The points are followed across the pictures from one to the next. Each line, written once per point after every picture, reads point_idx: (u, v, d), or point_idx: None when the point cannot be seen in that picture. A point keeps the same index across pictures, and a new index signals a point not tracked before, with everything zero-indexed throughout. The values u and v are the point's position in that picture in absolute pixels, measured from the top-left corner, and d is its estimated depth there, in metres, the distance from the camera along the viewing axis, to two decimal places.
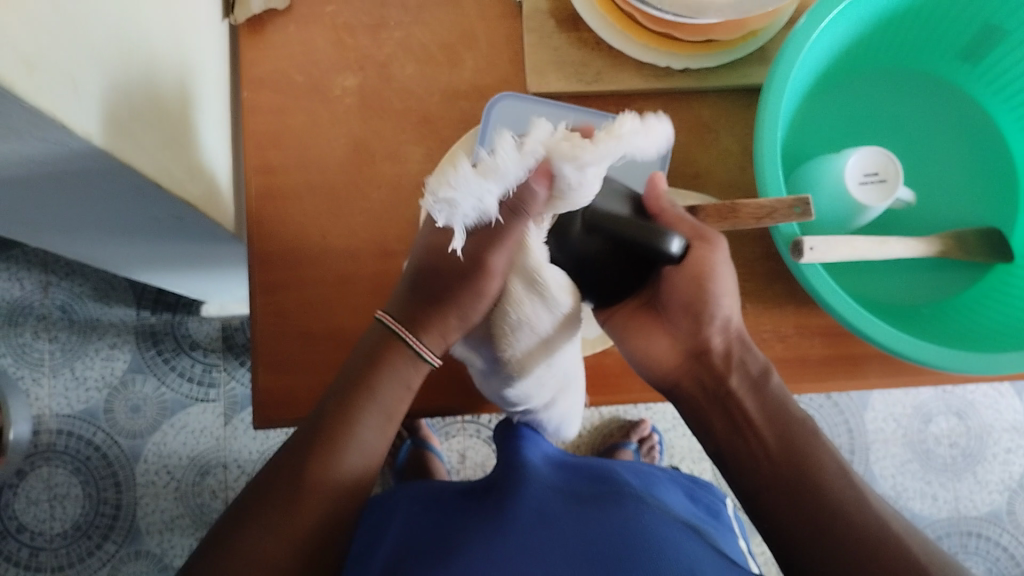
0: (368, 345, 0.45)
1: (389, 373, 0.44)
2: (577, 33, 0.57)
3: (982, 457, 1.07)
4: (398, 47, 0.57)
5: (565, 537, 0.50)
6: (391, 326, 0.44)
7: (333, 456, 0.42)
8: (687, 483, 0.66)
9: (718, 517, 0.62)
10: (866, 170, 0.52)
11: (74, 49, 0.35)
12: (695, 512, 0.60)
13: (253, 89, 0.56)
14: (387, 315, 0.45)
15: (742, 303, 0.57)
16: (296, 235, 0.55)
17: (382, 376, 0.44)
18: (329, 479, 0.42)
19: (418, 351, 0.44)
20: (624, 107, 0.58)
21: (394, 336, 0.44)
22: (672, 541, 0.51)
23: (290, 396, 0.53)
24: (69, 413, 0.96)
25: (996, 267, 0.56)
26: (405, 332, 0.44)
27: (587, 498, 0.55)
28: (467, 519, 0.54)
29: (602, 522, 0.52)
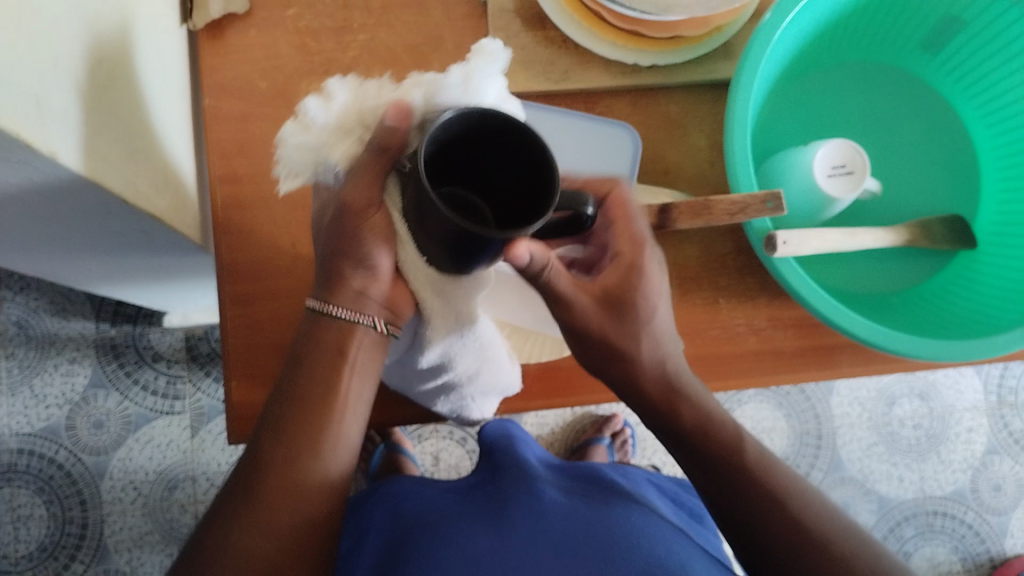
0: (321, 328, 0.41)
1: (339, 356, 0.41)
2: (544, 31, 0.57)
3: (945, 437, 1.09)
4: (362, 50, 0.56)
5: (557, 534, 0.51)
6: (320, 306, 0.40)
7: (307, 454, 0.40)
8: (671, 487, 0.66)
9: (701, 521, 0.62)
10: (835, 162, 0.53)
11: (34, 64, 0.34)
12: (681, 516, 0.61)
13: (215, 96, 0.55)
14: (315, 299, 0.41)
15: (716, 297, 0.57)
16: (266, 243, 0.54)
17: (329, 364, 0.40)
18: (291, 486, 0.39)
19: (348, 317, 0.40)
20: (592, 106, 0.57)
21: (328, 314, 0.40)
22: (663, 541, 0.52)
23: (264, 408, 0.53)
24: (30, 432, 0.93)
25: (961, 254, 0.57)
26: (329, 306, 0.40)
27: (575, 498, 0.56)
28: (459, 515, 0.54)
29: (593, 520, 0.52)
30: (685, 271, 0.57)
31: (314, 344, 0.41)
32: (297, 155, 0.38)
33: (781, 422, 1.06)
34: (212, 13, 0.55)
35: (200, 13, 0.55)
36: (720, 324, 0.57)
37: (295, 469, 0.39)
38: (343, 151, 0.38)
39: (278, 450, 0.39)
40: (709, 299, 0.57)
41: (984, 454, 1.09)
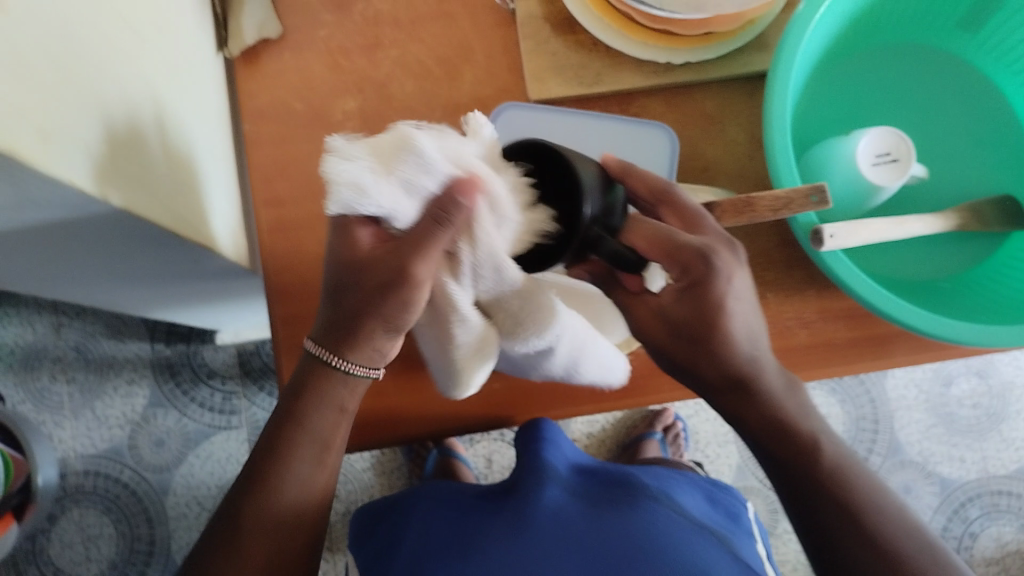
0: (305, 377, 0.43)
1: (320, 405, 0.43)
2: (574, 35, 0.57)
3: (1006, 414, 1.07)
4: (395, 65, 0.57)
5: (581, 540, 0.51)
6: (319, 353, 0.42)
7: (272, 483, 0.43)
8: (710, 489, 0.65)
9: (740, 524, 0.61)
10: (878, 151, 0.52)
11: (83, 113, 0.35)
12: (712, 515, 0.60)
13: (255, 120, 0.56)
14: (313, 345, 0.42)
15: (763, 292, 0.57)
16: (307, 258, 0.55)
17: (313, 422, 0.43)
18: (263, 510, 0.43)
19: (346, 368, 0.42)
20: (627, 107, 0.57)
21: (317, 359, 0.42)
22: (688, 546, 0.52)
23: None
24: (94, 454, 0.96)
25: (1013, 236, 0.55)
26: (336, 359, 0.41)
27: (601, 500, 0.56)
28: (485, 521, 0.55)
29: (615, 524, 0.53)
30: None
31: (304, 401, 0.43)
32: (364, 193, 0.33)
33: (835, 410, 1.04)
34: (247, 40, 0.56)
35: (234, 41, 0.56)
36: (768, 319, 0.56)
37: (272, 499, 0.43)
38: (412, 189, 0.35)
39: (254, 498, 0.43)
40: (755, 294, 0.57)
41: None
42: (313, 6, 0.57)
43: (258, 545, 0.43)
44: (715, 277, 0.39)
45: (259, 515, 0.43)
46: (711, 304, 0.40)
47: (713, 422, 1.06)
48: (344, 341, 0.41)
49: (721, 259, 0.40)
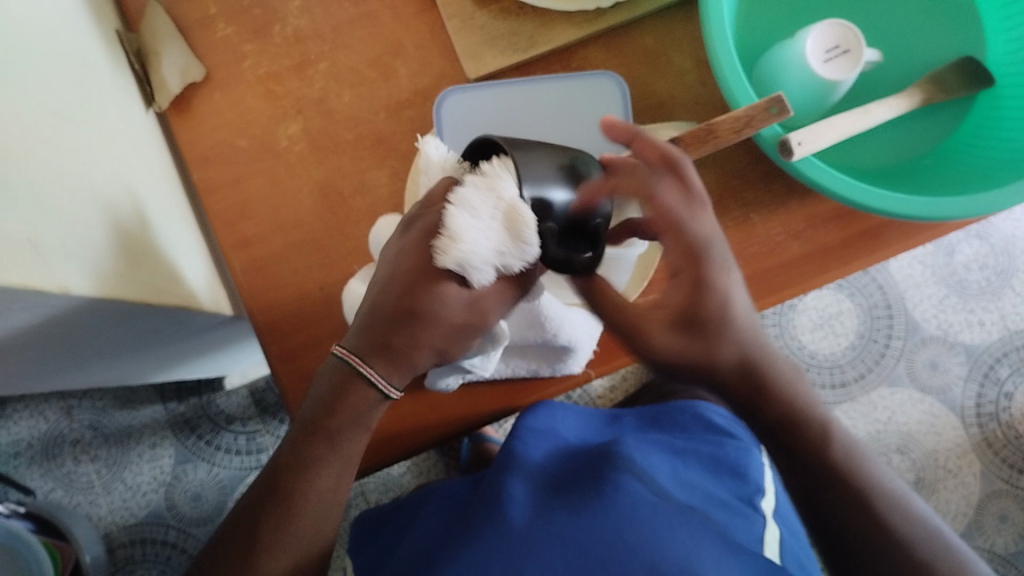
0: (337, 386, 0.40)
1: (343, 416, 0.40)
2: (497, 4, 0.56)
3: (1015, 268, 1.06)
4: (327, 79, 0.56)
5: (558, 532, 0.46)
6: (347, 359, 0.39)
7: (293, 498, 0.40)
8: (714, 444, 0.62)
9: (747, 480, 0.58)
10: (828, 46, 0.50)
11: (24, 211, 0.34)
12: (711, 491, 0.55)
13: (202, 167, 0.55)
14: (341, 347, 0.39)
15: (747, 213, 0.56)
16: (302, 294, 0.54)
17: (343, 431, 0.41)
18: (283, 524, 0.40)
19: (378, 384, 0.39)
20: (568, 62, 0.56)
21: (354, 371, 0.39)
22: (666, 537, 0.46)
23: None
24: (135, 522, 0.96)
25: (979, 96, 0.55)
26: (360, 363, 0.38)
27: (582, 484, 0.52)
28: (463, 525, 0.50)
29: (591, 509, 0.48)
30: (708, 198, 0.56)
31: (333, 411, 0.40)
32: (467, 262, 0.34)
33: (846, 304, 1.04)
34: (174, 89, 0.55)
35: (161, 93, 0.55)
36: (757, 239, 0.56)
37: (293, 514, 0.40)
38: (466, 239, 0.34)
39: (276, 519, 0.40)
40: (740, 217, 0.56)
41: None
42: (231, 40, 0.56)
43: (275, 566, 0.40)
44: (710, 280, 0.36)
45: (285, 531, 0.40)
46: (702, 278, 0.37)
47: None
48: (384, 354, 0.38)
49: (716, 257, 0.37)
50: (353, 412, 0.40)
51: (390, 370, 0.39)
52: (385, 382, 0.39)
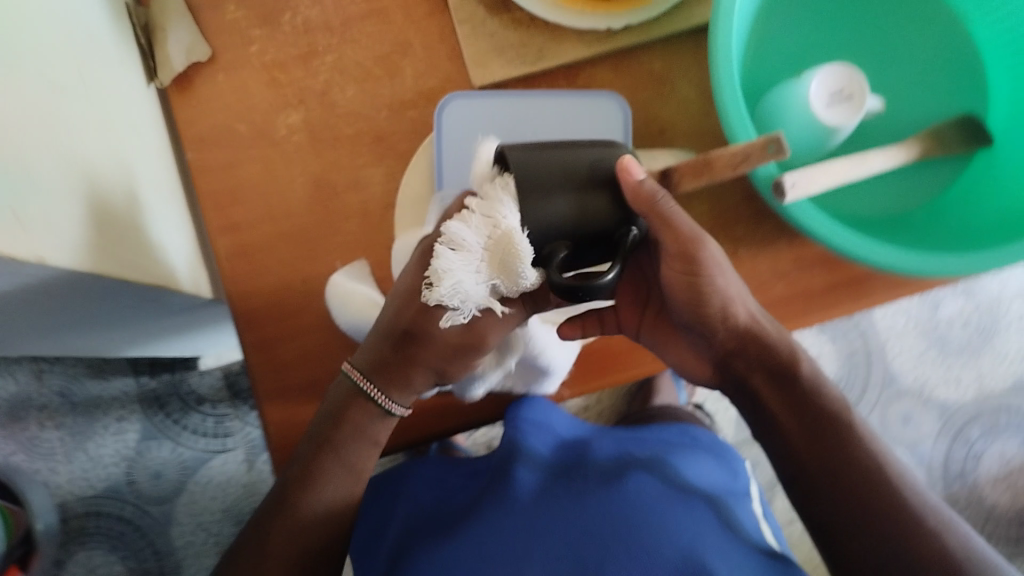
0: (346, 405, 0.47)
1: (350, 428, 0.47)
2: (509, 15, 0.56)
3: (996, 329, 1.07)
4: (332, 71, 0.56)
5: (559, 516, 0.53)
6: (355, 378, 0.47)
7: (307, 491, 0.47)
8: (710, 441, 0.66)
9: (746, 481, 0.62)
10: (831, 90, 0.50)
11: (8, 177, 0.34)
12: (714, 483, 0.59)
13: (197, 147, 0.54)
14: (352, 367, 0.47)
15: (736, 249, 0.56)
16: (285, 288, 0.53)
17: (347, 436, 0.47)
18: (299, 515, 0.47)
19: (380, 401, 0.47)
20: (573, 80, 0.56)
21: (358, 389, 0.47)
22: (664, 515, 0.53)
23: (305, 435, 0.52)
24: (93, 494, 0.95)
25: (979, 154, 0.55)
26: (366, 382, 0.46)
27: (591, 473, 0.57)
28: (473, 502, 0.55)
29: (593, 500, 0.54)
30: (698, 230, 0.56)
31: (341, 420, 0.47)
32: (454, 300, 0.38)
33: (826, 348, 1.04)
34: (177, 66, 0.54)
35: (164, 69, 0.54)
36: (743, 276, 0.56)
37: (305, 507, 0.47)
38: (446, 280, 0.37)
39: (286, 516, 0.46)
40: (728, 252, 0.56)
41: None
42: (239, 23, 0.56)
43: (284, 553, 0.46)
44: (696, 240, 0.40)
45: (299, 517, 0.47)
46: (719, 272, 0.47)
47: None
48: (384, 372, 0.46)
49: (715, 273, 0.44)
50: (361, 422, 0.47)
51: (388, 385, 0.46)
52: (384, 397, 0.46)
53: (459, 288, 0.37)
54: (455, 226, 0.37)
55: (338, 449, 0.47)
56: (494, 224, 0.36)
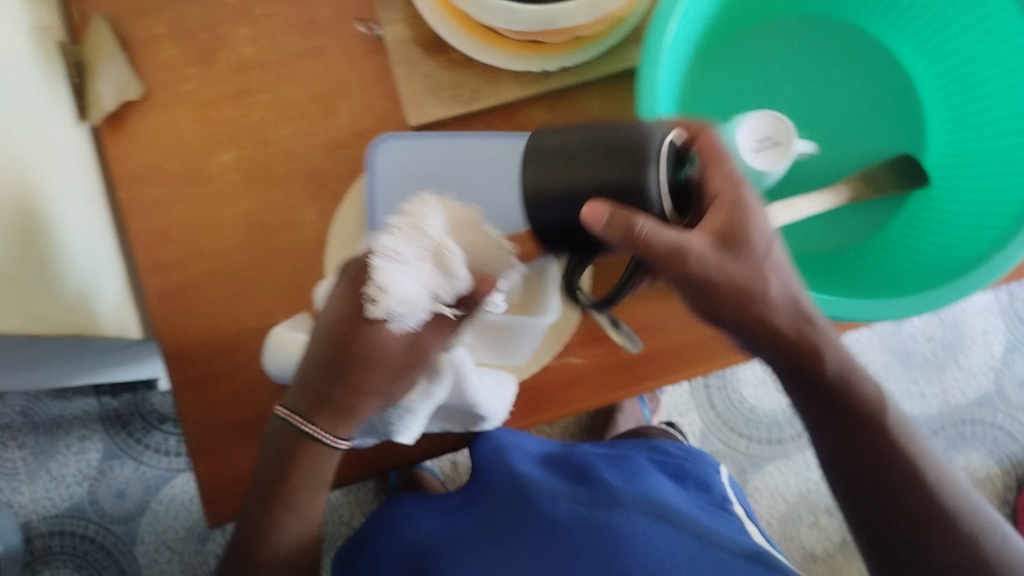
0: (287, 446, 0.47)
1: (301, 470, 0.47)
2: (445, 55, 0.55)
3: (960, 344, 1.06)
4: (268, 110, 0.55)
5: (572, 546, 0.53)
6: (294, 421, 0.46)
7: (270, 525, 0.48)
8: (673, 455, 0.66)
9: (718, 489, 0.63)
10: (758, 136, 0.50)
11: None
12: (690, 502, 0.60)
13: (129, 188, 0.54)
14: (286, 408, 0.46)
15: (669, 288, 0.56)
16: (220, 334, 0.53)
17: (296, 474, 0.48)
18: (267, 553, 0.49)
19: (316, 435, 0.46)
20: (511, 118, 0.56)
21: (301, 432, 0.46)
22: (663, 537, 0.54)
23: (234, 480, 0.52)
24: (57, 514, 0.95)
25: (914, 194, 0.55)
26: (305, 423, 0.46)
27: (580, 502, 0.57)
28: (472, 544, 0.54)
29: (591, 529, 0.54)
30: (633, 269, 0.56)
31: (292, 463, 0.47)
32: (398, 303, 0.40)
33: None
34: (107, 106, 0.54)
35: (95, 108, 0.54)
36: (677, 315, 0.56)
37: (272, 543, 0.49)
38: (394, 279, 0.40)
39: (255, 551, 0.48)
40: (662, 291, 0.56)
41: (1005, 353, 1.06)
42: (173, 60, 0.55)
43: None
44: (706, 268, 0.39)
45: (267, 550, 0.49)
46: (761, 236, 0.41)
47: (672, 390, 1.04)
48: (326, 410, 0.45)
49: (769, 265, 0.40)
50: (311, 462, 0.47)
51: (335, 425, 0.46)
52: (327, 436, 0.46)
53: (404, 290, 0.40)
54: (395, 229, 0.40)
55: (291, 491, 0.48)
56: (429, 228, 0.41)
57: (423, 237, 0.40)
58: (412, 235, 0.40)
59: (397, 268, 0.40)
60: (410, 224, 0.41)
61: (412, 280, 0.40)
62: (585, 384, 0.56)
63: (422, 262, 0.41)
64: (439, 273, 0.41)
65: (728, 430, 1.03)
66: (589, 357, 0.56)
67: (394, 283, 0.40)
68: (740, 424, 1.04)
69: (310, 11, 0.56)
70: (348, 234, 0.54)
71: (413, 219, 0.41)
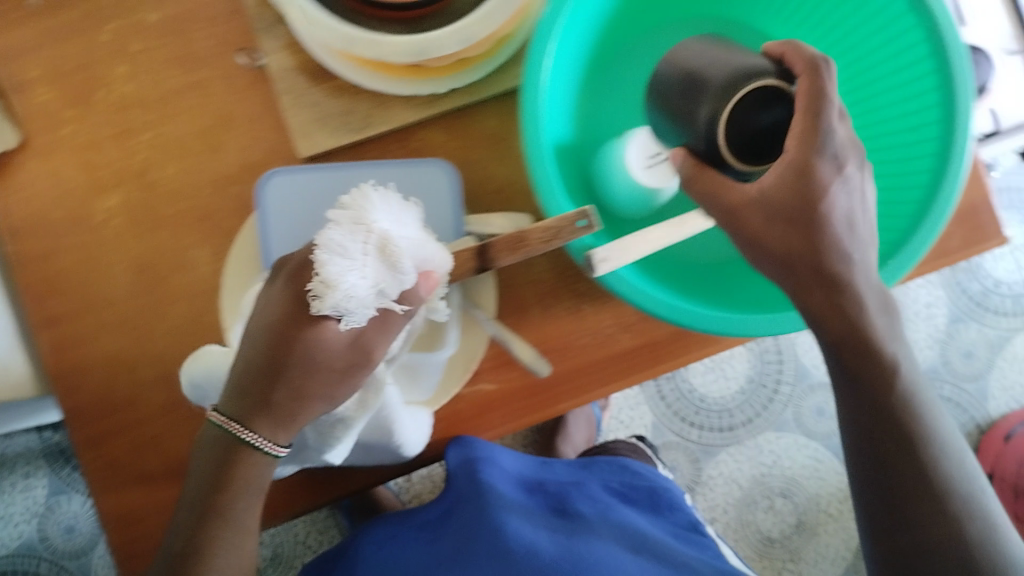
0: (223, 450, 0.46)
1: (240, 479, 0.46)
2: (330, 81, 0.53)
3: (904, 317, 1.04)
4: (152, 149, 0.54)
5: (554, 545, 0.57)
6: (230, 426, 0.45)
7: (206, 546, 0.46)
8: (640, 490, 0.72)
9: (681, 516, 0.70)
10: (650, 152, 0.50)
11: None
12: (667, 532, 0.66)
13: (14, 240, 0.53)
14: (218, 411, 0.46)
15: (579, 304, 0.56)
16: (121, 384, 0.53)
17: (235, 483, 0.46)
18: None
19: (261, 445, 0.46)
20: (407, 142, 0.55)
21: (237, 438, 0.45)
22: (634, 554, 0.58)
23: (143, 526, 0.53)
24: (7, 554, 0.95)
25: None
26: (241, 428, 0.45)
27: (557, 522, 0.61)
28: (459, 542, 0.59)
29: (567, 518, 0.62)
30: (541, 287, 0.56)
31: (228, 469, 0.46)
32: (347, 298, 0.38)
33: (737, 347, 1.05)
34: None
35: None
36: (588, 330, 0.56)
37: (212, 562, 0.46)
38: (338, 273, 0.38)
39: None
40: (572, 308, 0.56)
41: (948, 325, 1.04)
42: (49, 105, 0.53)
43: None
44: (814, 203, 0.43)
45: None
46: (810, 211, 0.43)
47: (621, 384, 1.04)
48: (266, 414, 0.45)
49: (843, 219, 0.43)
50: (247, 471, 0.46)
51: (274, 430, 0.45)
52: (268, 443, 0.45)
53: (354, 282, 0.38)
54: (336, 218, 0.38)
55: (229, 507, 0.47)
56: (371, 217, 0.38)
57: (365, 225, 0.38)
58: (353, 225, 0.38)
59: (342, 261, 0.38)
60: (350, 213, 0.38)
61: (359, 273, 0.38)
62: (499, 409, 0.55)
63: (369, 252, 0.38)
64: (389, 263, 0.39)
65: (679, 420, 1.03)
66: (501, 381, 0.55)
67: (342, 277, 0.38)
68: (691, 414, 1.04)
69: (189, 44, 0.54)
70: (242, 276, 0.53)
71: (353, 205, 0.39)
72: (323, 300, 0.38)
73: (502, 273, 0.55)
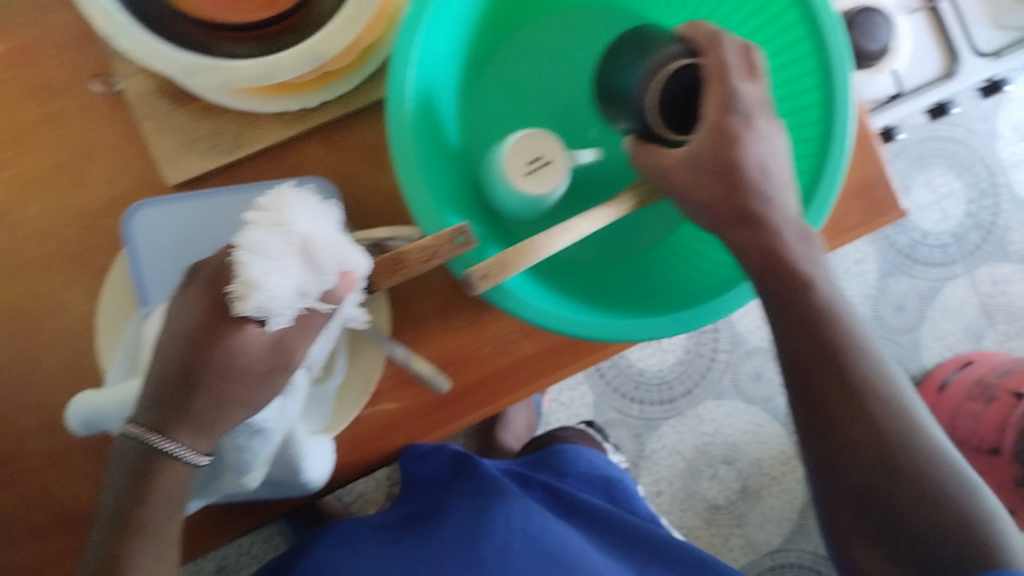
0: (135, 464, 0.42)
1: (156, 490, 0.42)
2: (193, 102, 0.51)
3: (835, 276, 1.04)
4: (10, 190, 0.51)
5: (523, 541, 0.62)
6: (138, 439, 0.41)
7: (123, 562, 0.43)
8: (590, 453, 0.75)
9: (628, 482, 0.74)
10: (528, 158, 0.48)
11: None
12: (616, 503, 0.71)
13: None
14: (130, 425, 0.41)
15: (479, 312, 0.54)
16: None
17: (150, 495, 0.42)
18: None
19: (176, 455, 0.41)
20: (283, 159, 0.52)
21: (153, 451, 0.41)
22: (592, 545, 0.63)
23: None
24: None
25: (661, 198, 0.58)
26: (154, 441, 0.41)
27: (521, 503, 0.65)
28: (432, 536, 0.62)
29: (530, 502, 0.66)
30: (438, 299, 0.54)
31: (143, 482, 0.42)
32: (272, 297, 0.35)
33: None
34: None
35: None
36: (490, 339, 0.54)
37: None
38: (258, 270, 0.35)
39: None
40: (471, 317, 0.54)
41: (879, 280, 1.04)
42: None
43: None
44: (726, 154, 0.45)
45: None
46: (727, 161, 0.45)
47: None
48: (183, 426, 0.41)
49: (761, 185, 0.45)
50: (158, 482, 0.42)
51: (195, 439, 0.41)
52: (189, 456, 0.41)
53: (279, 279, 0.35)
54: (257, 215, 0.36)
55: (142, 520, 0.43)
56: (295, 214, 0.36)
57: (288, 221, 0.36)
58: (275, 223, 0.36)
59: (264, 257, 0.35)
60: (273, 210, 0.36)
61: (283, 272, 0.35)
62: (401, 427, 0.54)
63: (293, 249, 0.36)
64: (316, 263, 0.36)
65: (620, 397, 1.03)
66: (403, 399, 0.54)
67: (264, 274, 0.35)
68: (631, 390, 1.03)
69: (39, 74, 0.51)
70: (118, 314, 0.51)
71: (276, 203, 0.36)
72: (245, 300, 0.35)
73: (395, 289, 0.54)
